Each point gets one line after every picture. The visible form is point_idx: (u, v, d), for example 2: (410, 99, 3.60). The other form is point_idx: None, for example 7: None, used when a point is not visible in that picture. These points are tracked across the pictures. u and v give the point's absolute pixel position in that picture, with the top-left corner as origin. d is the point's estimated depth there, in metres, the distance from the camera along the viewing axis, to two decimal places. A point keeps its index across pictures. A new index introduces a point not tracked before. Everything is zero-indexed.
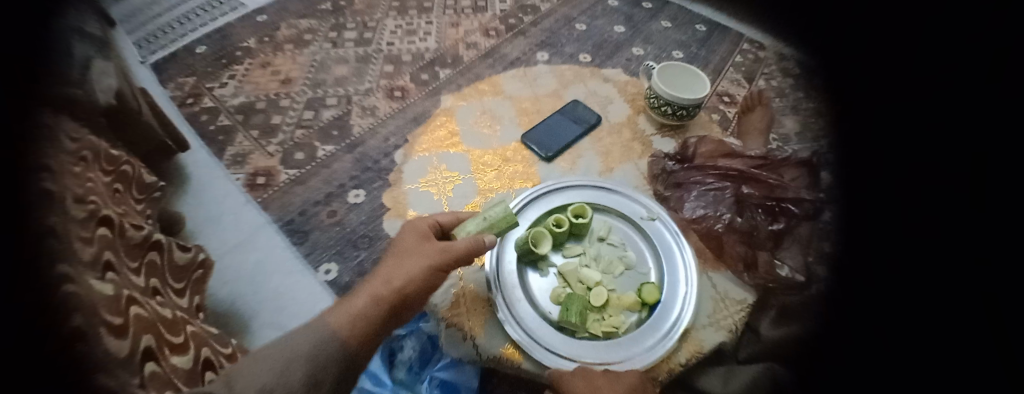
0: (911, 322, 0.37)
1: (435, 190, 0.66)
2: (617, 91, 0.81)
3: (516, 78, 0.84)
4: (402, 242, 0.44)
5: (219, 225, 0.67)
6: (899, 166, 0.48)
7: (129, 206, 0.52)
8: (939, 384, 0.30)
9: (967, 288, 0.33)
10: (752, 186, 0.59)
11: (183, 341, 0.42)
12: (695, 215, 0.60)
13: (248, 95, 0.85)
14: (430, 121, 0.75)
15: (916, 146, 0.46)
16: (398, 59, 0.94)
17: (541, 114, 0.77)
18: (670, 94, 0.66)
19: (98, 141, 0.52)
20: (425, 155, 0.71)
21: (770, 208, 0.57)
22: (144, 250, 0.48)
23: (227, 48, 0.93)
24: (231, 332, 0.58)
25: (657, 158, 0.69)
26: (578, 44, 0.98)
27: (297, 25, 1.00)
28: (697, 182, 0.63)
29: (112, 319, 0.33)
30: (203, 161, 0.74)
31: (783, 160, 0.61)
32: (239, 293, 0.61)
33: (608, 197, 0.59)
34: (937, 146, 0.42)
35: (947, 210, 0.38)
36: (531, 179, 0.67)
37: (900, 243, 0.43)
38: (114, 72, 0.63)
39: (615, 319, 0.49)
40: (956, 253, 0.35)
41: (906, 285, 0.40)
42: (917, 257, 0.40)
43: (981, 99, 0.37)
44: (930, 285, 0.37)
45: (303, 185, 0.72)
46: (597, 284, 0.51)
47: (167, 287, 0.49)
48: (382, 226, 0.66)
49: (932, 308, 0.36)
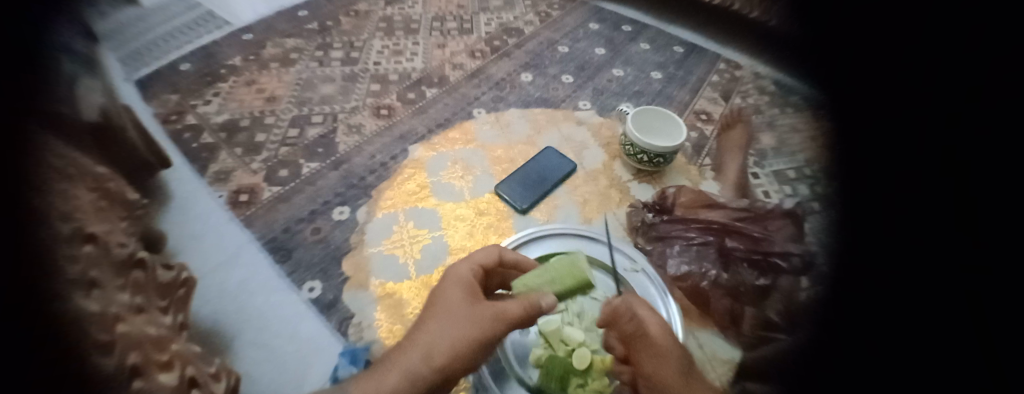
0: (901, 326, 0.40)
1: (401, 253, 0.67)
2: (592, 135, 0.87)
3: (488, 124, 0.88)
4: (448, 297, 0.47)
5: (199, 241, 0.62)
6: (891, 180, 0.51)
7: (112, 222, 0.49)
8: (915, 371, 0.34)
9: (962, 287, 0.36)
10: (736, 238, 0.62)
11: (169, 359, 0.41)
12: (680, 272, 0.62)
13: (232, 113, 0.85)
14: (397, 176, 0.78)
15: (905, 159, 0.50)
16: (385, 78, 0.96)
17: (513, 163, 0.82)
18: (644, 143, 0.70)
19: (88, 162, 0.54)
20: (391, 211, 0.73)
21: (755, 261, 0.59)
22: (129, 268, 0.46)
23: (212, 65, 0.93)
24: (209, 353, 0.51)
25: (637, 209, 0.73)
26: (561, 65, 1.02)
27: (283, 44, 1.01)
28: (678, 236, 0.66)
29: (101, 337, 0.39)
30: (185, 178, 0.71)
31: (767, 212, 0.65)
32: (219, 311, 0.56)
33: (593, 246, 0.64)
34: (929, 164, 0.46)
35: (933, 223, 0.42)
36: (508, 234, 0.71)
37: (895, 253, 0.45)
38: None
39: (600, 382, 0.50)
40: (948, 266, 0.38)
41: (899, 293, 0.42)
42: (913, 264, 0.42)
43: (966, 134, 0.42)
44: (914, 293, 0.40)
45: (287, 203, 0.72)
46: (580, 345, 0.52)
47: (151, 305, 0.45)
48: (340, 297, 0.61)
49: (922, 309, 0.38)
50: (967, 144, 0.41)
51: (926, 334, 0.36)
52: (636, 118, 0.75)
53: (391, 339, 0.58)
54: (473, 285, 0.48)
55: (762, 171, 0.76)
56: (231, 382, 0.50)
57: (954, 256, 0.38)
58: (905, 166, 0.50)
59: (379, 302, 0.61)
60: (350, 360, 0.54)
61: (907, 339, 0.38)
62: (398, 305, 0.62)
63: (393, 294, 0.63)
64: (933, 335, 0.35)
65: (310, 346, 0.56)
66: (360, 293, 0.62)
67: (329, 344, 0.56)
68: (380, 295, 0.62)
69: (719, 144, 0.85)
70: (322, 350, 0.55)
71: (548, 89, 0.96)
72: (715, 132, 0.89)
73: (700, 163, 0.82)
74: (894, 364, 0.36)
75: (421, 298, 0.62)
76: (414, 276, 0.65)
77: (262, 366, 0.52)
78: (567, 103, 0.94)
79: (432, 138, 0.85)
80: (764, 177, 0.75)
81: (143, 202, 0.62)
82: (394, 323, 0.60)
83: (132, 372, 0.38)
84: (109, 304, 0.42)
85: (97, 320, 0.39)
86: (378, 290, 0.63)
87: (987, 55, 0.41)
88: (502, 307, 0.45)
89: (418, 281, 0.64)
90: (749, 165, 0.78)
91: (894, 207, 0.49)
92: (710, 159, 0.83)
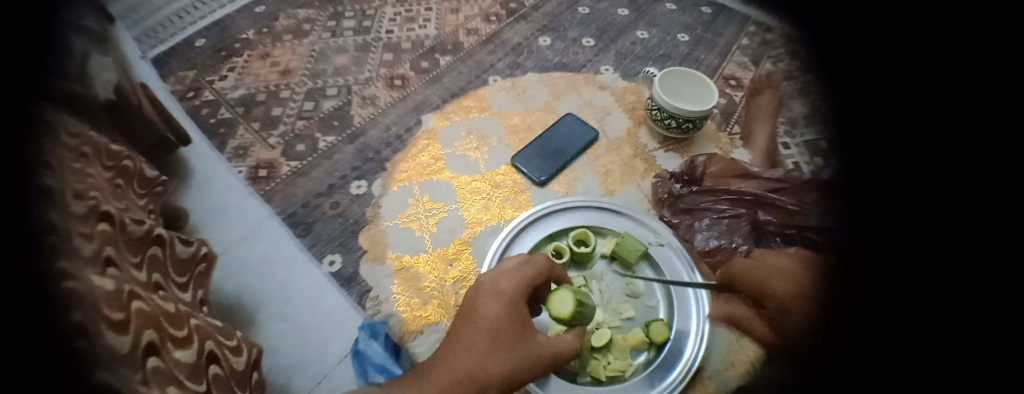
0: (914, 327, 0.28)
1: (416, 227, 0.67)
2: (615, 100, 0.82)
3: (503, 92, 0.84)
4: (490, 309, 0.40)
5: (224, 217, 0.66)
6: (897, 155, 0.37)
7: (131, 200, 0.51)
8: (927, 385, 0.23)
9: (963, 301, 0.26)
10: (769, 211, 0.57)
11: (186, 335, 0.42)
12: (709, 246, 0.59)
13: (248, 87, 0.84)
14: (410, 148, 0.76)
15: (916, 130, 0.36)
16: (397, 47, 0.93)
17: (531, 131, 0.79)
18: (673, 107, 0.65)
19: (97, 137, 0.50)
20: (405, 185, 0.72)
21: (788, 235, 0.53)
22: (146, 245, 0.48)
23: (226, 39, 0.92)
24: (236, 326, 0.56)
25: (663, 180, 0.70)
26: (581, 27, 0.95)
27: (295, 15, 0.98)
28: (707, 208, 0.62)
29: (112, 315, 0.34)
30: (207, 156, 0.74)
31: (804, 183, 0.57)
32: (244, 285, 0.60)
33: (612, 219, 0.61)
34: (931, 133, 0.34)
35: (944, 206, 0.31)
36: (525, 207, 0.69)
37: (887, 252, 0.34)
38: (114, 69, 0.63)
39: (623, 361, 0.49)
40: (959, 294, 0.26)
41: (903, 306, 0.30)
42: (916, 270, 0.30)
43: (983, 98, 0.31)
44: (924, 305, 0.28)
45: (305, 177, 0.72)
46: (600, 324, 0.50)
47: (169, 281, 0.49)
48: (358, 272, 0.62)
49: (919, 316, 0.28)
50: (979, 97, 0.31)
51: (937, 342, 0.25)
52: (664, 83, 0.69)
53: (407, 312, 0.59)
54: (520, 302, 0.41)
55: (793, 141, 0.70)
56: (257, 354, 0.52)
57: (962, 268, 0.27)
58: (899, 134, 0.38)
59: (396, 276, 0.62)
60: (371, 334, 0.55)
61: (921, 349, 0.26)
62: (413, 280, 0.62)
63: (408, 267, 0.63)
64: (943, 342, 0.25)
65: (331, 317, 0.58)
66: (377, 266, 0.63)
67: (350, 317, 0.58)
68: (398, 269, 0.63)
69: (749, 108, 0.81)
70: (343, 323, 0.58)
71: (568, 54, 0.91)
72: (744, 99, 0.83)
73: (729, 131, 0.78)
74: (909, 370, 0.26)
75: (437, 271, 0.62)
76: (430, 250, 0.65)
77: (286, 337, 0.56)
78: (588, 68, 0.88)
79: (445, 107, 0.82)
80: (796, 147, 0.69)
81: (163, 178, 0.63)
82: (410, 296, 0.60)
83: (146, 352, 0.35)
84: (120, 281, 0.39)
85: (111, 297, 0.36)
86: (395, 262, 0.63)
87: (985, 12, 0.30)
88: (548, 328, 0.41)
89: (434, 254, 0.64)
90: (779, 135, 0.73)
91: (889, 193, 0.36)
92: (739, 128, 0.79)
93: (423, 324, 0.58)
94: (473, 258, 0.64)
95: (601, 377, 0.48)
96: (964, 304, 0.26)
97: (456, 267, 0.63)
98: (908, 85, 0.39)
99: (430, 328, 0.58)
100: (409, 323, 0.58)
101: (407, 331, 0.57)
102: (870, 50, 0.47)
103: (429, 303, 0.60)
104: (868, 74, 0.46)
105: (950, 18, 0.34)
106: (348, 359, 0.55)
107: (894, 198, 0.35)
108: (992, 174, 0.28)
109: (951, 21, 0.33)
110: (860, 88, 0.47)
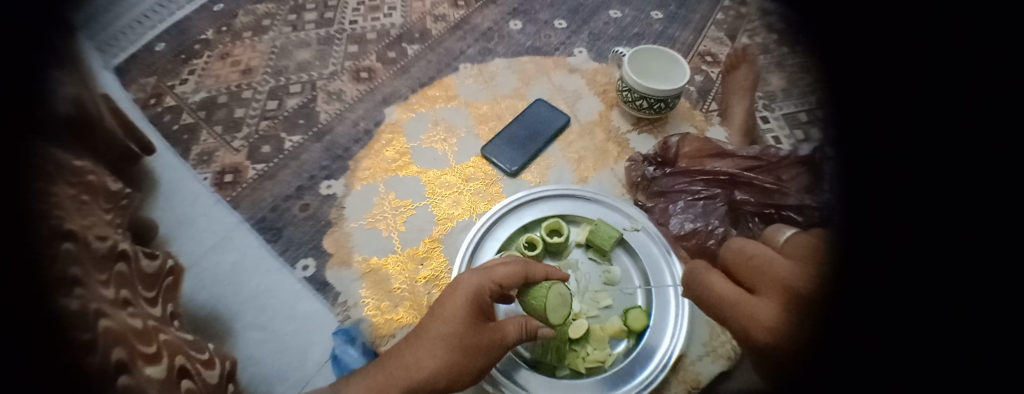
0: (889, 320, 0.35)
1: (383, 227, 0.65)
2: (586, 83, 0.80)
3: (469, 80, 0.82)
4: (447, 307, 0.42)
5: (194, 229, 0.61)
6: (908, 162, 0.42)
7: (97, 216, 0.47)
8: (914, 382, 0.29)
9: (933, 299, 0.33)
10: (746, 191, 0.57)
11: (156, 351, 0.40)
12: (683, 230, 0.57)
13: (209, 90, 0.79)
14: (374, 143, 0.73)
15: (920, 141, 0.42)
16: (363, 38, 0.88)
17: (500, 120, 0.77)
18: (643, 88, 0.64)
19: (59, 154, 0.48)
20: (370, 183, 0.69)
21: (767, 216, 0.54)
22: (112, 261, 0.45)
23: (184, 41, 0.84)
24: (211, 338, 0.52)
25: (637, 163, 0.68)
26: (553, 9, 0.92)
27: (254, 11, 0.91)
28: (682, 190, 0.60)
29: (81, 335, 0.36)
30: (175, 167, 0.67)
31: (781, 160, 0.59)
32: (221, 294, 0.56)
33: (586, 207, 0.60)
34: (931, 146, 0.40)
35: (938, 215, 0.37)
36: (497, 200, 0.67)
37: (875, 248, 0.40)
38: (65, 75, 0.56)
39: (601, 351, 0.48)
40: (931, 298, 0.33)
41: (895, 298, 0.36)
42: (907, 270, 0.36)
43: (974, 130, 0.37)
44: (908, 301, 0.35)
45: (272, 180, 0.69)
46: (577, 315, 0.50)
47: (139, 297, 0.45)
48: (325, 277, 0.60)
49: (907, 309, 0.34)
50: (978, 121, 0.37)
51: (907, 337, 0.33)
52: (633, 62, 0.68)
53: (378, 316, 0.57)
54: (473, 302, 0.41)
55: (772, 115, 0.72)
56: (230, 367, 0.49)
57: (943, 271, 0.33)
58: (901, 142, 0.44)
59: (365, 279, 0.60)
60: (345, 340, 0.54)
61: (894, 339, 0.34)
62: (383, 281, 0.60)
63: (378, 269, 0.61)
64: (914, 340, 0.32)
65: (310, 324, 0.56)
66: (344, 271, 0.61)
67: (325, 323, 0.56)
68: (366, 272, 0.61)
69: (726, 83, 0.79)
70: (322, 329, 0.56)
71: (540, 37, 0.88)
72: (721, 74, 0.81)
73: (707, 109, 0.77)
74: (880, 354, 0.34)
75: (406, 272, 0.61)
76: (399, 250, 0.63)
77: (265, 347, 0.53)
78: (561, 51, 0.86)
79: (409, 98, 0.79)
80: (774, 121, 0.72)
81: (128, 191, 0.57)
82: (380, 300, 0.59)
83: (119, 368, 0.36)
84: (88, 301, 0.39)
85: (78, 316, 0.37)
86: (363, 266, 0.61)
87: (973, 49, 0.38)
88: (503, 333, 0.41)
89: (404, 255, 0.63)
90: (758, 108, 0.74)
91: (881, 190, 0.44)
92: (716, 104, 0.77)
93: (395, 327, 0.57)
94: (445, 256, 0.63)
95: (580, 369, 0.47)
96: (934, 298, 0.33)
97: (427, 267, 0.61)
98: (916, 104, 0.44)
99: (402, 331, 0.56)
100: (381, 327, 0.57)
101: (379, 335, 0.56)
102: (867, 54, 0.53)
103: (401, 305, 0.58)
104: (865, 76, 0.52)
105: (957, 41, 0.39)
106: (329, 364, 0.53)
107: (877, 198, 0.44)
108: (982, 184, 0.34)
109: (939, 40, 0.41)
110: (855, 90, 0.53)
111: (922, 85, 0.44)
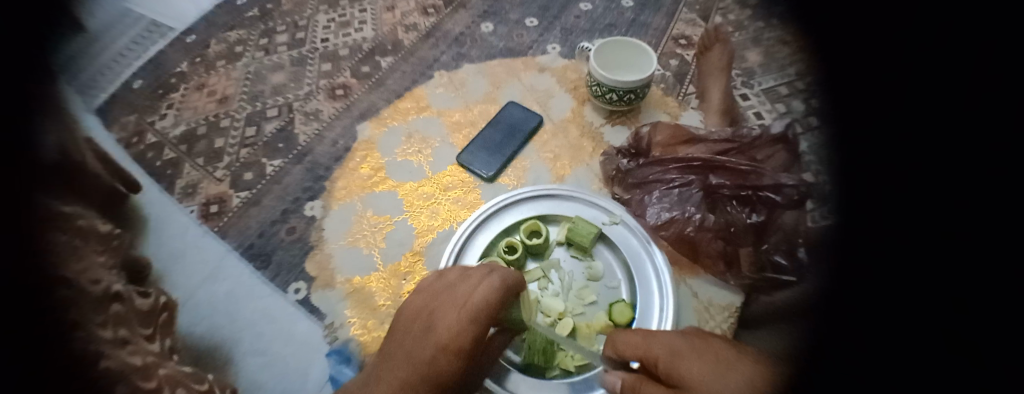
0: (889, 315, 0.36)
1: (365, 244, 0.65)
2: (557, 81, 0.80)
3: (442, 88, 0.81)
4: None
5: (180, 260, 0.59)
6: (896, 158, 0.44)
7: (91, 259, 0.50)
8: (906, 383, 0.28)
9: (937, 298, 0.32)
10: (721, 174, 0.58)
11: (155, 386, 0.44)
12: (661, 220, 0.58)
13: (188, 123, 0.78)
14: (349, 160, 0.73)
15: (914, 143, 0.43)
16: (336, 55, 0.88)
17: (474, 126, 0.77)
18: (611, 81, 0.64)
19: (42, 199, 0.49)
20: (349, 202, 0.69)
21: (745, 197, 0.56)
22: (107, 303, 0.48)
23: (160, 76, 0.82)
24: (212, 369, 0.51)
25: (610, 157, 0.68)
26: (523, 8, 0.92)
27: (226, 38, 0.91)
28: (657, 180, 0.61)
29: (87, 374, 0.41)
30: (160, 201, 0.65)
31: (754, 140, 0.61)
32: (215, 322, 0.54)
33: (564, 205, 0.60)
34: (923, 149, 0.41)
35: (929, 216, 0.38)
36: (475, 207, 0.67)
37: (877, 249, 0.42)
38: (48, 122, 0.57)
39: (590, 348, 0.49)
40: (931, 299, 0.32)
41: (892, 295, 0.37)
42: (898, 269, 0.38)
43: (972, 126, 0.37)
44: (905, 301, 0.35)
45: (257, 206, 0.68)
46: (562, 313, 0.51)
47: (137, 335, 0.49)
48: (308, 299, 0.60)
49: (909, 311, 0.34)
50: (967, 123, 0.37)
51: (902, 339, 0.32)
52: (599, 55, 0.68)
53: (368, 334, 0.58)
54: None
55: (751, 91, 0.73)
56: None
57: (942, 272, 0.33)
58: (898, 137, 0.45)
59: (349, 298, 0.60)
60: (339, 360, 0.54)
61: (884, 338, 0.34)
62: (367, 299, 0.60)
63: (363, 288, 0.61)
64: (914, 343, 0.31)
65: (304, 346, 0.55)
66: (329, 292, 0.61)
67: (317, 343, 0.56)
68: (351, 291, 0.61)
69: (701, 63, 0.79)
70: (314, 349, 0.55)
71: (512, 37, 0.88)
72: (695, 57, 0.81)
73: (683, 92, 0.76)
74: (871, 351, 0.34)
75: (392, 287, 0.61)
76: (382, 267, 0.63)
77: (264, 372, 0.52)
78: (533, 49, 0.86)
79: (381, 113, 0.79)
80: (754, 97, 0.72)
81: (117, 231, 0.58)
82: (369, 318, 0.59)
83: None
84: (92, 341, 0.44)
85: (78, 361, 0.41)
86: (347, 286, 0.61)
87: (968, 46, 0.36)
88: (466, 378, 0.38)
89: (387, 271, 0.63)
90: (735, 86, 0.74)
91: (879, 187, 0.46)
92: (693, 86, 0.77)
93: None
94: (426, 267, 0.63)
95: (572, 368, 0.48)
96: (935, 299, 0.32)
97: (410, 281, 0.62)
98: (904, 108, 0.45)
99: None
100: (370, 345, 0.57)
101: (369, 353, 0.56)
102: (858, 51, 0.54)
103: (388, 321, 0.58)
104: (858, 72, 0.54)
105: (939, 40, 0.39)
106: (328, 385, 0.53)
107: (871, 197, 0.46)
108: (978, 187, 0.34)
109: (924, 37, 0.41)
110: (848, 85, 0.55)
111: (904, 86, 0.46)
